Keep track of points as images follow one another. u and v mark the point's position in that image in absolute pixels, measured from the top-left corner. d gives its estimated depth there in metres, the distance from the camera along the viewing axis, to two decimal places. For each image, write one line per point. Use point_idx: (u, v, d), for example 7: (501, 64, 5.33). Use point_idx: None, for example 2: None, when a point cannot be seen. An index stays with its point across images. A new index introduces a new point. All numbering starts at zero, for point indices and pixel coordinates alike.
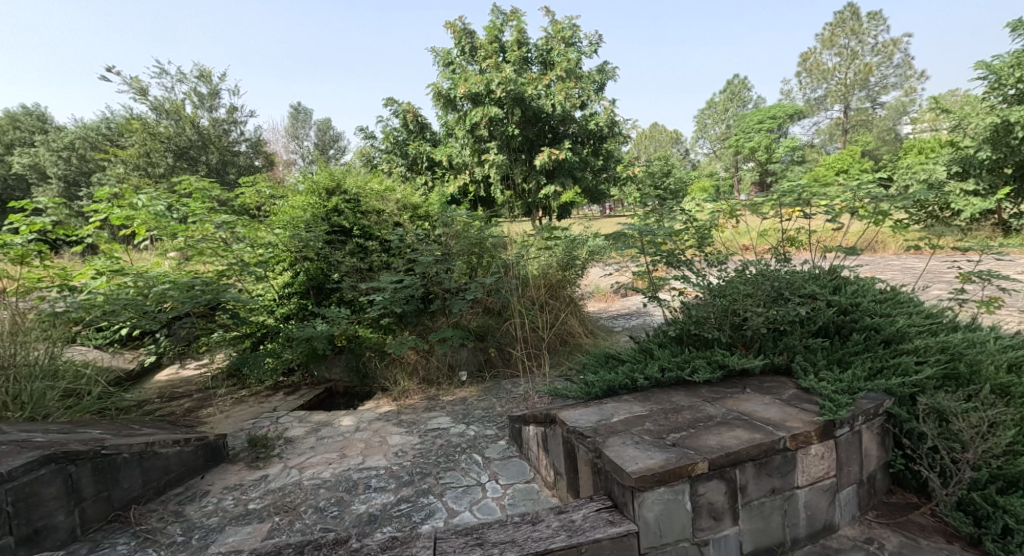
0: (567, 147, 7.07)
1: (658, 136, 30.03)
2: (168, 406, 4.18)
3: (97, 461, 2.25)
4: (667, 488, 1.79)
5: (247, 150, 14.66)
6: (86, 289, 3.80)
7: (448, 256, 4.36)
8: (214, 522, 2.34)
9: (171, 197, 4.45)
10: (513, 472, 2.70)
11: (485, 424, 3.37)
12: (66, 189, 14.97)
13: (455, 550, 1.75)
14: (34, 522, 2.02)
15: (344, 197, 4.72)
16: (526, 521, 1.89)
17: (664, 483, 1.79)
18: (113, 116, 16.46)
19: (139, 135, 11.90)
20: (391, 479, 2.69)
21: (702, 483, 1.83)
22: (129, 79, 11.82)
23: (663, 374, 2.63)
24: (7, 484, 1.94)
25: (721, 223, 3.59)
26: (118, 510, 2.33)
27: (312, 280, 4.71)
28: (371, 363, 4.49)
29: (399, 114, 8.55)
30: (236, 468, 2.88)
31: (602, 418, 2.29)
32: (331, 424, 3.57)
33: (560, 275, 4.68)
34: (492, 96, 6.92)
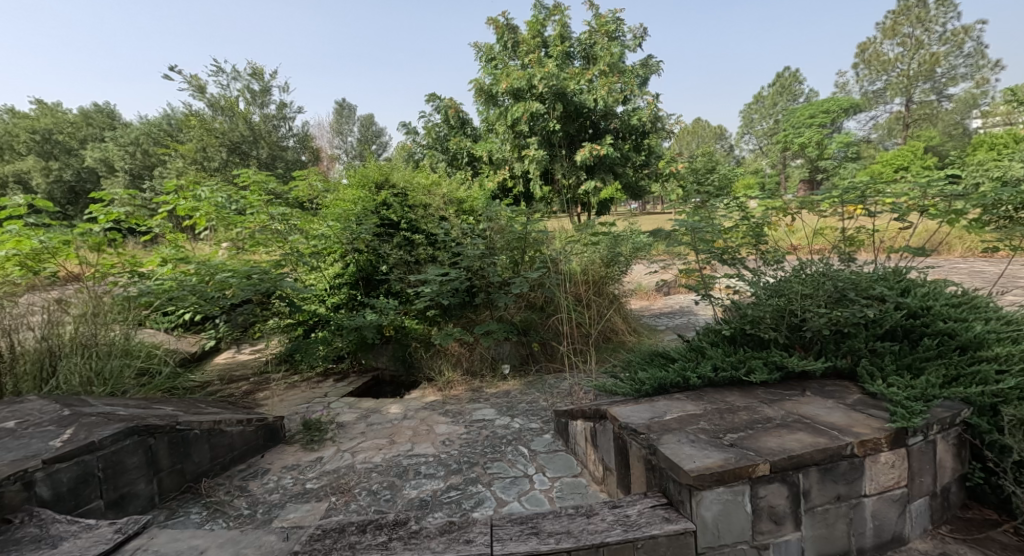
0: (609, 143, 6.98)
1: (702, 132, 29.16)
2: (228, 388, 4.38)
3: (172, 435, 2.40)
4: (726, 488, 1.76)
5: (295, 145, 15.20)
6: (155, 276, 4.05)
7: (493, 250, 4.40)
8: (276, 498, 2.46)
9: (231, 191, 4.66)
10: (560, 466, 2.70)
11: (529, 418, 3.38)
12: (131, 182, 15.84)
13: (511, 538, 1.76)
14: (120, 488, 2.17)
15: (392, 191, 4.85)
16: (580, 513, 1.89)
17: (724, 483, 1.75)
18: (174, 113, 17.40)
19: (196, 131, 12.51)
20: (440, 466, 2.75)
21: (763, 485, 1.79)
22: (189, 77, 12.45)
23: (716, 373, 2.56)
24: (98, 451, 2.10)
25: (775, 222, 3.36)
26: (189, 482, 2.48)
27: (362, 271, 4.83)
28: (417, 354, 4.61)
29: (441, 110, 8.68)
30: (292, 449, 3.00)
31: (654, 415, 2.26)
32: (380, 411, 3.66)
33: (603, 271, 4.64)
34: (534, 91, 6.91)
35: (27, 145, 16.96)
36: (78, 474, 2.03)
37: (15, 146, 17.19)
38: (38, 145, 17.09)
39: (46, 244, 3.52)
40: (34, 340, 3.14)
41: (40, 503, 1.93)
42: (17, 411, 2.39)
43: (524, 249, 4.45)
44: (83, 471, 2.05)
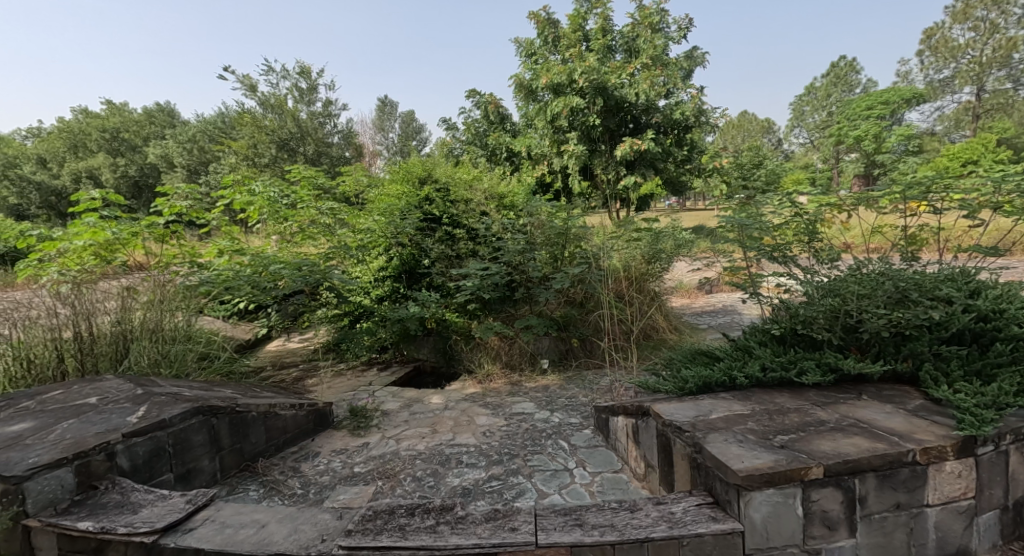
0: (650, 138, 6.88)
1: (750, 124, 28.13)
2: (279, 374, 4.57)
3: (233, 416, 2.54)
4: (776, 489, 1.72)
5: (340, 141, 15.62)
6: (212, 266, 4.27)
7: (533, 244, 4.40)
8: (327, 480, 2.56)
9: (282, 186, 4.97)
10: (600, 461, 2.70)
11: (569, 413, 3.39)
12: (189, 177, 16.62)
13: (556, 528, 1.76)
14: (187, 463, 2.31)
15: (435, 187, 4.92)
16: (623, 507, 1.88)
17: (774, 484, 1.71)
18: (229, 112, 18.21)
19: (249, 128, 13.05)
20: (481, 456, 2.80)
21: (816, 489, 1.74)
22: (241, 77, 12.98)
23: (765, 374, 2.50)
24: (168, 428, 2.24)
25: (828, 219, 3.20)
26: (247, 461, 2.62)
27: (404, 264, 4.85)
28: (458, 346, 4.69)
29: (481, 106, 8.78)
30: (340, 434, 3.12)
31: (700, 413, 2.23)
32: (422, 401, 3.75)
33: (644, 268, 4.57)
34: (574, 85, 6.86)
35: (98, 143, 18.04)
36: (152, 448, 2.17)
37: (88, 145, 18.38)
38: (107, 143, 18.22)
39: (118, 235, 3.83)
40: (110, 323, 3.32)
41: (121, 473, 2.07)
42: (97, 388, 2.59)
43: (565, 244, 4.45)
44: (155, 446, 2.18)
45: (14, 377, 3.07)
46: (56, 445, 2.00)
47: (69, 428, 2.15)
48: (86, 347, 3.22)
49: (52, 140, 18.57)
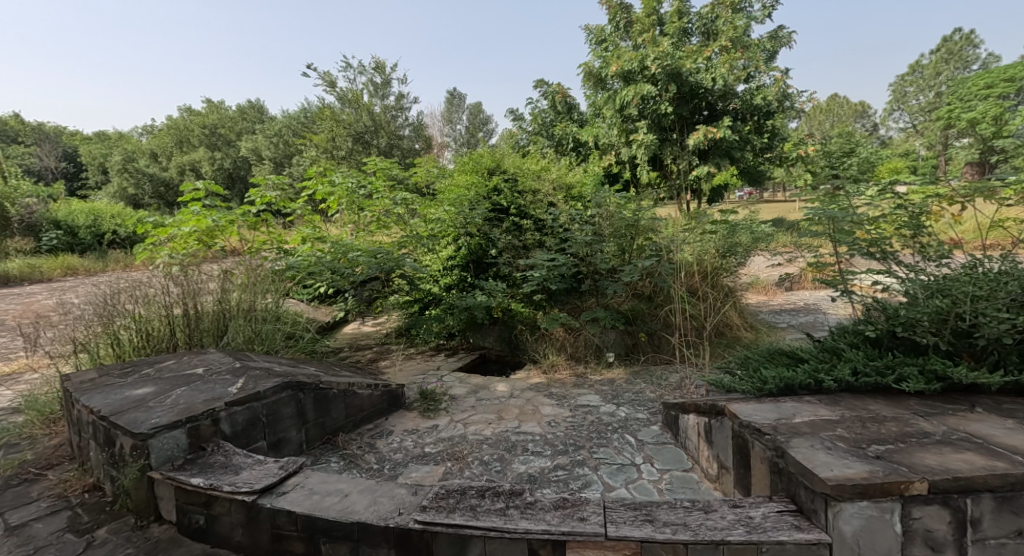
0: (727, 125, 6.56)
1: (840, 109, 26.05)
2: (355, 355, 4.82)
3: (317, 393, 2.72)
4: (870, 502, 1.62)
5: (410, 133, 16.01)
6: (297, 253, 4.56)
7: (601, 236, 4.33)
8: (400, 457, 2.69)
9: (360, 177, 5.21)
10: (669, 459, 2.65)
11: (636, 408, 3.34)
12: (274, 169, 17.72)
13: (626, 521, 1.76)
14: (278, 433, 2.50)
15: (504, 177, 4.98)
16: (697, 507, 1.84)
17: (868, 497, 1.61)
18: (311, 107, 19.25)
19: (328, 123, 13.76)
20: (547, 445, 2.83)
21: (918, 505, 1.63)
22: (322, 73, 13.66)
23: (857, 378, 2.34)
24: (263, 400, 2.43)
25: (936, 212, 2.88)
26: (329, 434, 2.80)
27: (473, 254, 4.95)
28: (523, 336, 4.68)
29: (548, 96, 8.78)
30: (411, 415, 3.26)
31: (781, 416, 2.13)
32: (487, 388, 3.83)
33: (718, 262, 4.43)
34: (645, 72, 6.64)
35: (199, 139, 19.62)
36: (249, 417, 2.37)
37: (189, 141, 20.05)
38: (206, 138, 19.81)
39: (218, 222, 4.19)
40: (212, 302, 3.63)
41: (224, 437, 2.28)
42: (202, 360, 2.86)
43: (634, 236, 4.37)
44: (252, 415, 2.38)
45: (134, 347, 3.35)
46: (172, 408, 2.23)
47: (181, 394, 2.39)
48: (192, 323, 3.54)
49: (160, 136, 20.42)
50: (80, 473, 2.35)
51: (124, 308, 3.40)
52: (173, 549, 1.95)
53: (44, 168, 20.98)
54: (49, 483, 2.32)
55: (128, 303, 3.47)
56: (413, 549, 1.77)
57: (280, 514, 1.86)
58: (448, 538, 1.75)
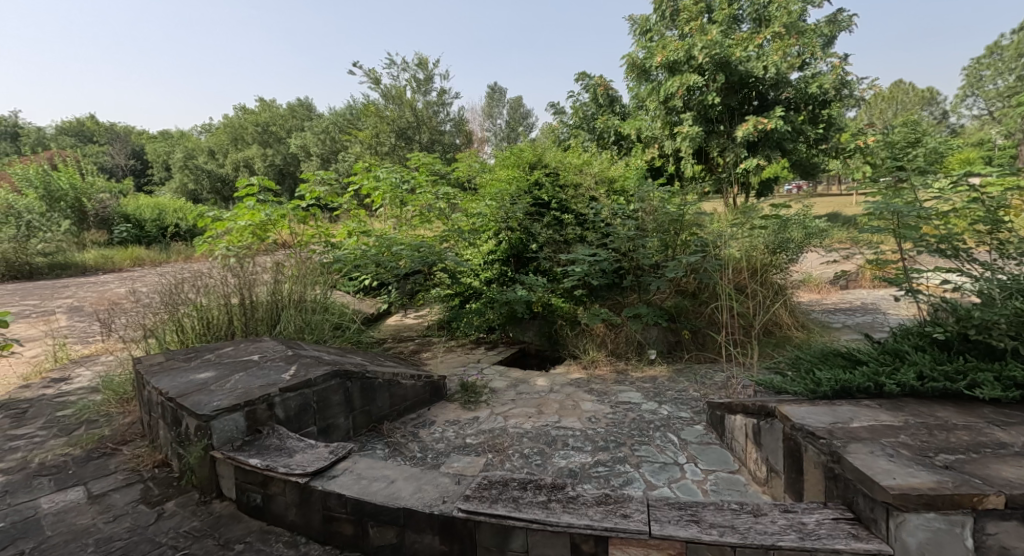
0: (778, 116, 6.31)
1: (904, 97, 24.52)
2: (398, 346, 4.92)
3: (364, 382, 2.80)
4: (938, 514, 1.54)
5: (451, 129, 15.92)
6: (343, 246, 4.69)
7: (644, 232, 4.25)
8: (442, 447, 2.74)
9: (403, 172, 5.33)
10: (714, 459, 2.59)
11: (679, 406, 3.29)
12: (321, 165, 18.25)
13: (671, 521, 1.73)
14: (327, 419, 2.59)
15: (545, 172, 4.98)
16: (745, 511, 1.80)
17: (935, 509, 1.53)
18: (356, 104, 19.71)
19: (372, 120, 14.09)
20: (587, 441, 2.82)
21: (992, 520, 1.53)
22: (367, 71, 13.97)
23: (923, 382, 2.22)
24: (313, 387, 2.52)
25: (1015, 206, 2.69)
26: (374, 422, 2.88)
27: (513, 249, 4.92)
28: (563, 331, 4.67)
29: (590, 89, 8.70)
30: (453, 406, 3.31)
31: (838, 420, 2.05)
32: (527, 382, 3.85)
33: (768, 258, 4.26)
34: (692, 62, 6.45)
35: (252, 136, 20.47)
36: (301, 402, 2.46)
37: (243, 138, 20.89)
38: (259, 135, 20.59)
39: (271, 216, 4.37)
40: (266, 292, 3.78)
41: (278, 421, 2.38)
42: (258, 347, 3.00)
43: (678, 231, 4.28)
44: (304, 401, 2.48)
45: (197, 333, 3.54)
46: (232, 392, 2.35)
47: (239, 379, 2.51)
48: (248, 313, 3.71)
49: (216, 134, 21.39)
50: (150, 450, 2.51)
51: (186, 297, 3.60)
52: (232, 524, 2.06)
53: (115, 166, 22.45)
54: (124, 458, 2.49)
55: (190, 292, 3.67)
56: (457, 537, 1.80)
57: (330, 497, 1.93)
58: (491, 528, 1.77)
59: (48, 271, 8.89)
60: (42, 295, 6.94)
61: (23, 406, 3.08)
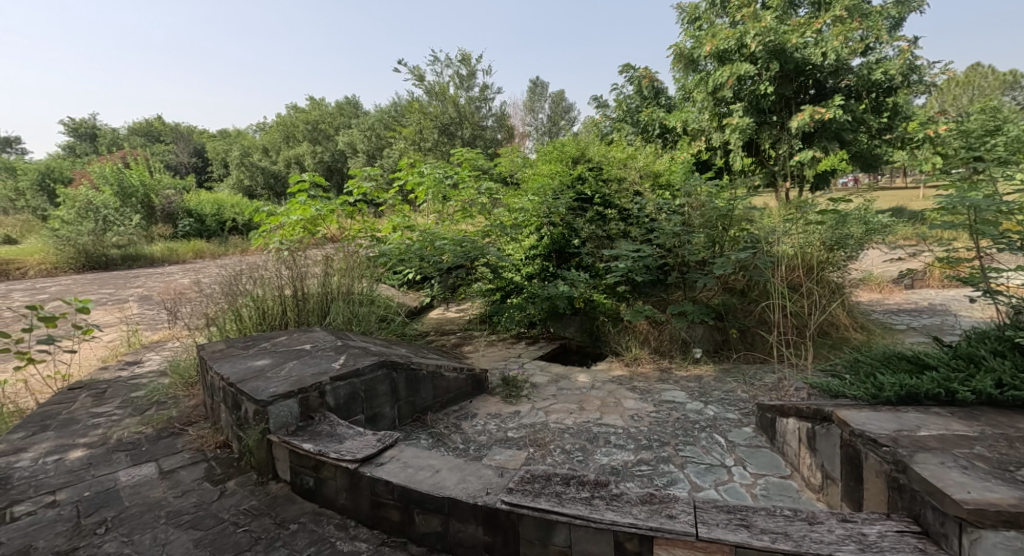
0: (837, 105, 6.00)
1: (979, 83, 22.83)
2: (440, 339, 4.99)
3: (409, 373, 2.86)
4: (1017, 533, 1.44)
5: (493, 124, 16.04)
6: (388, 240, 4.80)
7: (691, 227, 4.14)
8: (484, 440, 2.77)
9: (447, 168, 5.39)
10: (764, 463, 2.51)
11: (726, 407, 3.20)
12: (367, 161, 18.67)
13: (720, 524, 1.69)
14: (373, 408, 2.66)
15: (589, 166, 4.92)
16: (799, 517, 1.73)
17: (1015, 527, 1.43)
18: (401, 101, 20.07)
19: (416, 116, 14.32)
20: (630, 439, 2.78)
21: None
22: (412, 68, 14.18)
23: (1002, 391, 2.07)
24: (361, 376, 2.59)
25: None
26: (418, 413, 2.94)
27: (555, 244, 4.87)
28: (605, 328, 4.61)
29: (635, 81, 8.55)
30: (494, 399, 3.33)
31: (902, 427, 1.95)
32: (569, 377, 3.83)
33: (824, 255, 4.05)
34: (744, 51, 6.22)
35: (302, 134, 21.17)
36: (350, 391, 2.54)
37: (294, 136, 21.64)
38: (309, 133, 21.28)
39: (321, 211, 4.52)
40: (317, 284, 3.91)
41: (329, 408, 2.46)
42: (309, 337, 3.11)
43: (728, 226, 4.15)
44: (353, 390, 2.55)
45: (254, 323, 3.71)
46: (286, 379, 2.45)
47: (293, 366, 2.62)
48: (300, 304, 3.85)
49: (269, 132, 22.24)
50: (212, 432, 2.65)
51: (244, 288, 3.77)
52: (287, 505, 2.14)
53: (178, 164, 23.76)
54: (190, 438, 2.64)
55: (248, 283, 3.84)
56: (500, 529, 1.82)
57: (379, 483, 1.99)
58: (534, 522, 1.78)
59: (122, 262, 9.49)
60: (116, 284, 7.44)
61: (101, 386, 3.31)
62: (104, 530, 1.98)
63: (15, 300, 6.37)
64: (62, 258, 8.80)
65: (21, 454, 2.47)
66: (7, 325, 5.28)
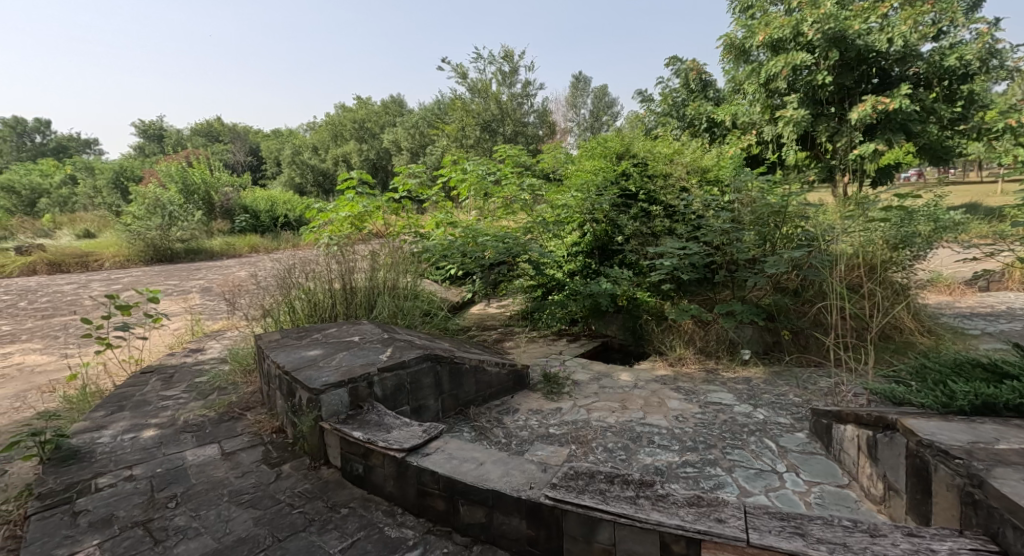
0: (903, 94, 5.66)
1: None
2: (482, 334, 5.03)
3: (452, 366, 2.89)
4: None
5: (535, 120, 16.00)
6: (432, 237, 4.86)
7: (740, 224, 4.00)
8: (526, 435, 2.77)
9: (489, 164, 5.42)
10: (818, 470, 2.40)
11: (776, 411, 3.08)
12: (411, 158, 18.99)
13: (773, 531, 1.63)
14: (418, 400, 2.71)
15: (633, 162, 4.86)
16: (859, 529, 1.65)
17: None
18: (445, 99, 20.30)
19: (459, 113, 14.49)
20: (675, 439, 2.73)
21: None
22: (455, 66, 14.33)
23: None
24: (407, 368, 2.65)
25: None
26: (461, 406, 2.98)
27: (597, 240, 4.87)
28: (648, 326, 4.52)
29: (682, 74, 8.34)
30: (536, 395, 3.33)
31: (977, 439, 1.82)
32: (611, 376, 3.79)
33: (887, 254, 3.83)
34: (800, 40, 5.94)
35: (350, 133, 21.75)
36: (396, 382, 2.59)
37: (342, 134, 22.21)
38: (356, 132, 21.83)
39: (368, 208, 4.65)
40: (363, 279, 4.01)
41: (376, 398, 2.52)
42: (358, 329, 3.20)
43: (781, 224, 3.97)
44: (399, 381, 2.61)
45: (305, 314, 3.85)
46: (337, 369, 2.53)
47: (343, 357, 2.70)
48: (349, 297, 3.96)
49: (318, 131, 22.95)
50: (268, 417, 2.77)
51: (297, 281, 3.92)
52: (337, 489, 2.21)
53: (235, 162, 24.90)
54: (248, 422, 2.76)
55: (300, 277, 3.99)
56: (544, 523, 1.83)
57: (425, 472, 2.02)
58: (578, 518, 1.77)
59: (185, 255, 10.03)
60: (180, 276, 7.87)
61: (169, 371, 3.51)
62: (174, 504, 2.10)
63: (92, 290, 6.86)
64: (132, 252, 9.39)
65: (101, 430, 2.65)
66: (86, 311, 5.69)
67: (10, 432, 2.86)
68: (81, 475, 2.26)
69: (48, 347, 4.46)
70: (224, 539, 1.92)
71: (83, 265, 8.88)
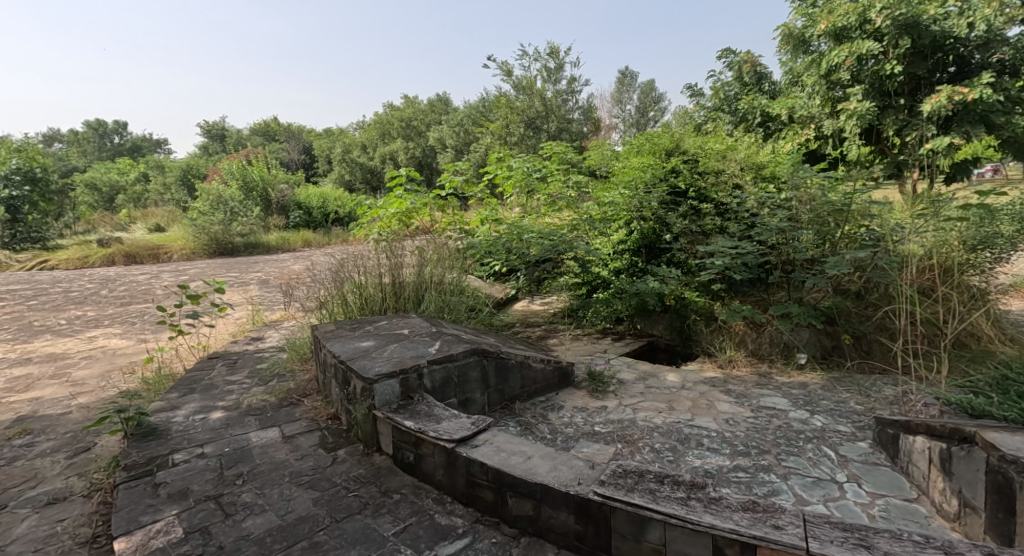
0: (984, 83, 5.27)
1: None
2: (526, 331, 5.04)
3: (498, 361, 2.92)
4: None
5: (580, 116, 15.77)
6: (477, 233, 4.91)
7: (798, 223, 3.84)
8: (572, 432, 2.77)
9: (535, 162, 5.45)
10: (882, 482, 2.29)
11: (835, 418, 2.95)
12: (456, 156, 19.19)
13: (836, 542, 1.57)
14: (465, 394, 2.75)
15: (683, 159, 4.74)
16: (931, 545, 1.57)
17: None
18: (490, 97, 20.42)
19: (503, 111, 14.57)
20: (725, 443, 2.66)
21: None
22: (500, 63, 14.40)
23: None
24: (455, 361, 2.70)
25: None
26: (507, 401, 3.01)
27: (645, 239, 4.72)
28: (697, 326, 4.39)
29: (734, 67, 8.07)
30: (581, 393, 3.32)
31: None
32: (658, 376, 3.72)
33: (964, 256, 3.57)
34: (867, 27, 5.65)
35: (397, 131, 22.23)
36: (444, 375, 2.65)
37: (390, 132, 22.70)
38: (403, 130, 22.27)
39: (415, 204, 4.77)
40: (412, 273, 4.10)
41: (426, 390, 2.59)
42: (408, 323, 3.28)
43: (843, 223, 3.79)
44: (447, 374, 2.66)
45: (356, 307, 3.97)
46: (388, 360, 2.61)
47: (394, 349, 2.78)
48: (398, 292, 4.06)
49: (367, 129, 23.56)
50: (324, 404, 2.89)
51: (349, 275, 4.06)
52: (389, 476, 2.28)
53: (290, 160, 25.93)
54: (305, 408, 2.89)
55: (352, 271, 4.13)
56: (593, 519, 1.82)
57: (474, 463, 2.06)
58: (628, 516, 1.76)
59: (244, 249, 10.54)
60: (239, 268, 8.27)
61: (232, 357, 3.71)
62: (241, 481, 2.22)
63: (162, 280, 7.32)
64: (197, 245, 9.96)
65: (175, 410, 2.84)
66: (157, 300, 6.09)
67: (97, 408, 3.11)
68: (159, 450, 2.42)
69: (126, 332, 4.81)
70: (286, 516, 2.02)
71: (154, 257, 9.49)
